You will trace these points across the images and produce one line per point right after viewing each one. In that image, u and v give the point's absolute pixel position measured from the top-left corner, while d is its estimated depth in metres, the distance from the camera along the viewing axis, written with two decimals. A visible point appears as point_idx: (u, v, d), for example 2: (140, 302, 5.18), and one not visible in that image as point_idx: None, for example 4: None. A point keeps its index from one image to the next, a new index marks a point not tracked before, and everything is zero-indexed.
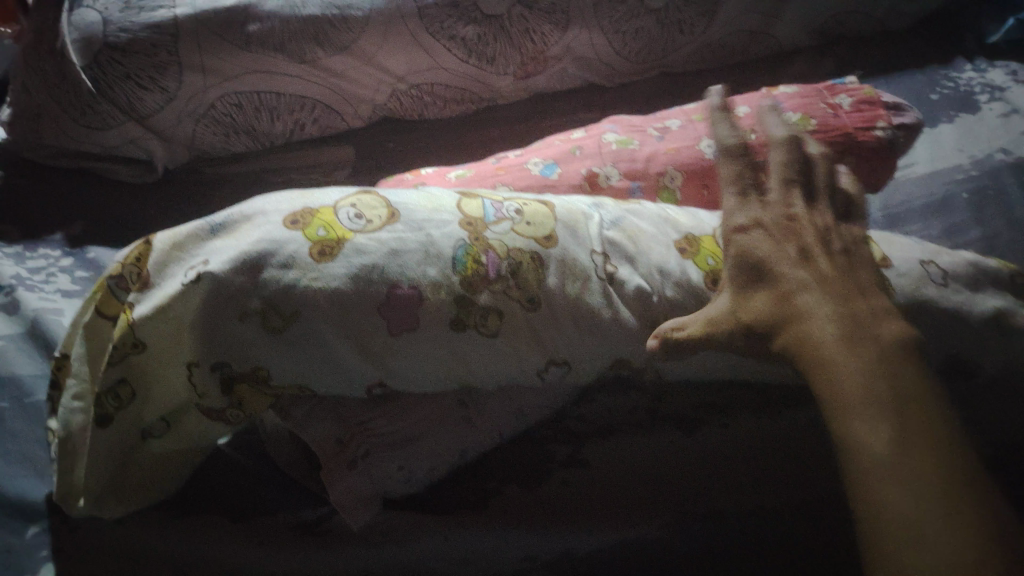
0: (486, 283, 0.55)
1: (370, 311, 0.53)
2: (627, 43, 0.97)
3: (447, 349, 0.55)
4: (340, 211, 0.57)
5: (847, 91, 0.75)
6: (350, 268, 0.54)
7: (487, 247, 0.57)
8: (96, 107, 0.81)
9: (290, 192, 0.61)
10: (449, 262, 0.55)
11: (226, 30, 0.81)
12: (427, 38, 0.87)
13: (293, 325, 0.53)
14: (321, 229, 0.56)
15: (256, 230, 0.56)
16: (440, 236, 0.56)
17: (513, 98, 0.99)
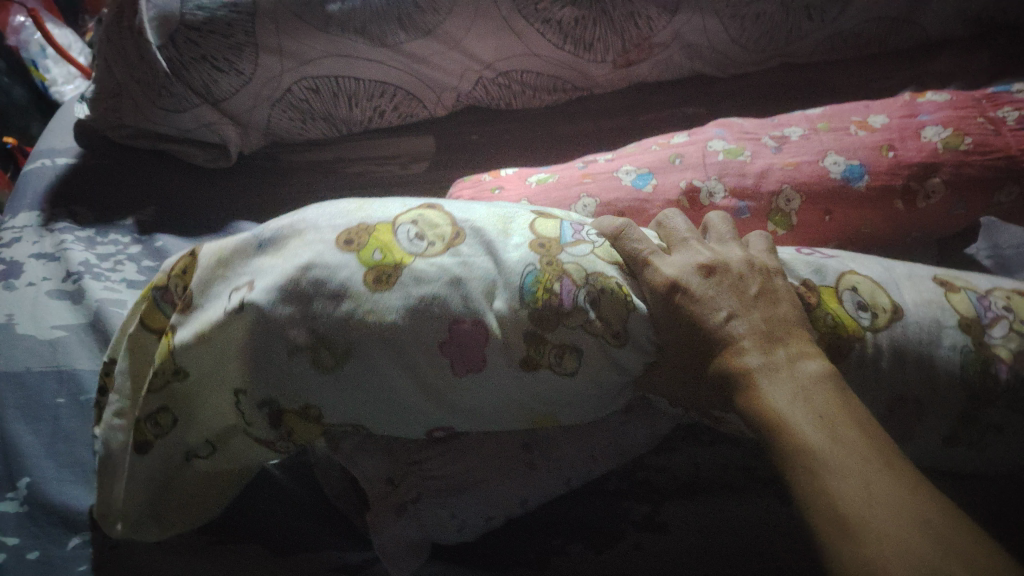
0: (560, 316, 0.47)
1: (431, 349, 0.47)
2: (746, 29, 0.85)
3: (516, 389, 0.48)
4: (399, 228, 0.51)
5: (1013, 103, 0.62)
6: (409, 300, 0.47)
7: (562, 273, 0.49)
8: (171, 89, 0.77)
9: (347, 200, 0.54)
10: (517, 292, 0.48)
11: (305, 10, 0.75)
12: (519, 22, 0.79)
13: (347, 363, 0.47)
14: (381, 251, 0.49)
15: (306, 248, 0.49)
16: (508, 259, 0.49)
17: (610, 88, 0.90)
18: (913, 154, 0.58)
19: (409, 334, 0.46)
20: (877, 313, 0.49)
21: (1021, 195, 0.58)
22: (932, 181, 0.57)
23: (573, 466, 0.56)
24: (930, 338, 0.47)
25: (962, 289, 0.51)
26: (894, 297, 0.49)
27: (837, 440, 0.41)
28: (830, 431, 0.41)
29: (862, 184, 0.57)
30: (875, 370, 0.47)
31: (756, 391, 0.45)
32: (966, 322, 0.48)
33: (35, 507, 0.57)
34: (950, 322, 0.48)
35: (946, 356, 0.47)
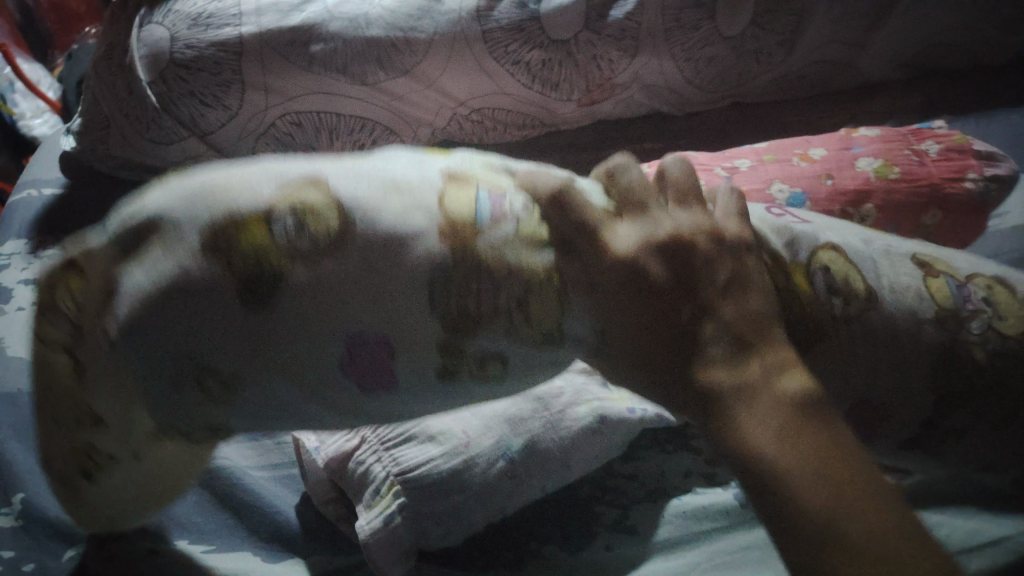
0: (475, 329, 0.37)
1: (331, 373, 0.37)
2: (700, 71, 0.92)
3: (438, 396, 0.40)
4: (275, 219, 0.34)
5: (934, 137, 0.70)
6: (309, 340, 0.36)
7: (482, 269, 0.37)
8: (159, 123, 0.81)
9: (211, 176, 0.37)
10: (434, 301, 0.36)
11: (291, 50, 0.81)
12: (492, 64, 0.85)
13: (240, 394, 0.37)
14: (251, 248, 0.34)
15: (176, 260, 0.35)
16: (416, 253, 0.36)
17: (576, 125, 0.95)
18: (848, 182, 0.65)
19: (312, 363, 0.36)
20: (847, 299, 0.44)
21: (944, 220, 0.64)
22: (866, 207, 0.63)
23: (549, 471, 0.60)
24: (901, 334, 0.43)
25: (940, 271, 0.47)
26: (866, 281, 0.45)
27: (805, 449, 0.34)
28: (819, 469, 0.34)
29: (804, 209, 0.63)
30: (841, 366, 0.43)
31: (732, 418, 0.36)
32: (944, 311, 0.44)
33: (29, 520, 0.59)
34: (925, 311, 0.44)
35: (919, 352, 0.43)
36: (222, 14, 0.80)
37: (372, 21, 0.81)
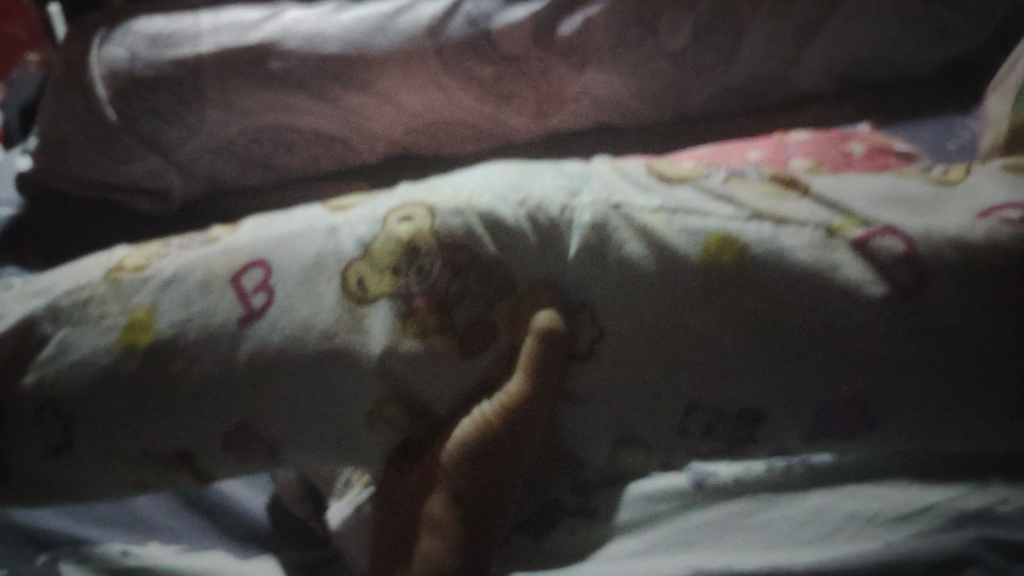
0: (700, 273, 0.54)
1: (710, 298, 0.54)
2: (644, 86, 0.92)
3: (679, 319, 0.54)
4: (701, 236, 0.55)
5: (858, 138, 0.77)
6: (705, 229, 0.56)
7: (709, 242, 0.55)
8: (121, 141, 0.84)
9: (643, 179, 0.61)
10: (695, 244, 0.55)
11: (249, 67, 0.83)
12: (445, 78, 0.87)
13: (732, 271, 0.54)
14: (720, 254, 0.55)
15: (682, 227, 0.56)
16: (696, 226, 0.56)
17: (527, 138, 0.96)
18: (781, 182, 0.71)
19: (733, 400, 0.56)
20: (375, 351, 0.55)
21: None
22: None
23: None
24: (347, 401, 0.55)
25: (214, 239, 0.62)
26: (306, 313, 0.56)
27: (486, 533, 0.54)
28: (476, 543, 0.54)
29: None
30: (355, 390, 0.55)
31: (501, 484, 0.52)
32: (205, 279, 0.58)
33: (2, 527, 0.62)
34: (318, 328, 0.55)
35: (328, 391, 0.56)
36: (181, 35, 0.84)
37: (327, 38, 0.84)
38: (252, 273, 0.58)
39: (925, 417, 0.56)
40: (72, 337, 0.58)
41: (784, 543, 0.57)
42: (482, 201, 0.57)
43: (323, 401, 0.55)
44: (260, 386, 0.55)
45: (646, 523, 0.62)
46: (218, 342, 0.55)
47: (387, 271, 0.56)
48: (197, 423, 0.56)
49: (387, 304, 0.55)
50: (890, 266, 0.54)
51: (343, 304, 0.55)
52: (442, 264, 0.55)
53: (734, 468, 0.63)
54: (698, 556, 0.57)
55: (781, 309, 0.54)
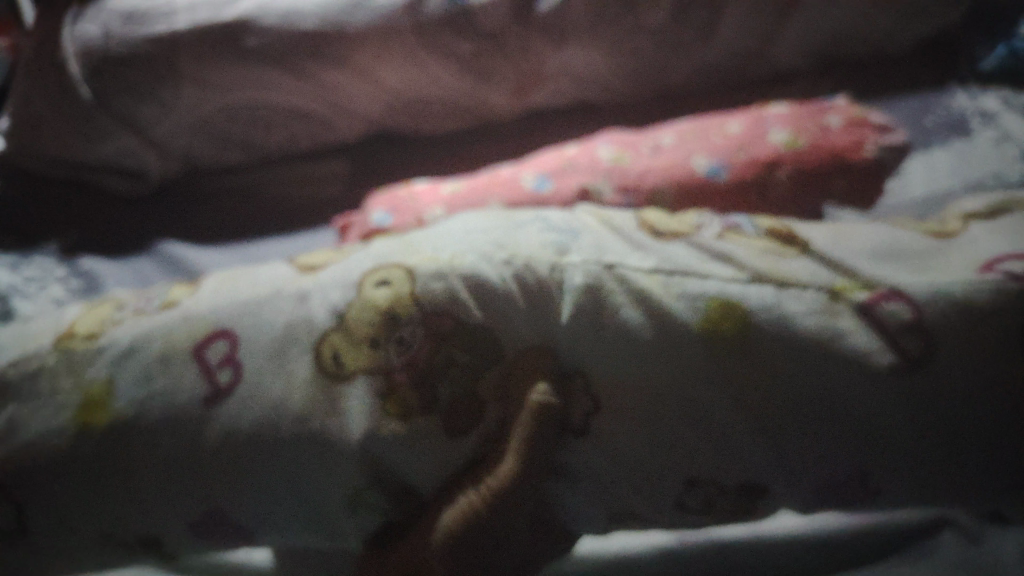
0: (696, 343, 0.50)
1: (710, 364, 0.50)
2: (624, 63, 0.92)
3: (683, 397, 0.50)
4: (697, 299, 0.51)
5: (837, 111, 0.77)
6: (708, 292, 0.51)
7: (704, 302, 0.51)
8: (96, 119, 0.83)
9: (638, 237, 0.56)
10: (692, 312, 0.51)
11: (225, 44, 0.82)
12: (424, 54, 0.86)
13: (734, 343, 0.50)
14: (722, 325, 0.50)
15: (680, 291, 0.51)
16: (691, 290, 0.51)
17: (508, 115, 0.96)
18: (760, 153, 0.71)
19: (736, 472, 0.51)
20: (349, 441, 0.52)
21: (847, 185, 0.72)
22: (777, 174, 0.70)
23: None
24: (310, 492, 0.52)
25: (175, 300, 0.57)
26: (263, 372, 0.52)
27: None
28: None
29: (721, 179, 0.69)
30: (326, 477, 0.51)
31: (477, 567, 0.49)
32: (167, 351, 0.53)
33: None
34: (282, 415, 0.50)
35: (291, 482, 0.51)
36: (154, 11, 0.83)
37: (304, 15, 0.83)
38: (217, 345, 0.53)
39: (925, 484, 0.52)
40: (25, 416, 0.53)
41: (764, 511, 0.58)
42: (466, 262, 0.53)
43: (296, 484, 0.51)
44: (228, 470, 0.51)
45: None
46: (184, 431, 0.51)
47: (364, 341, 0.52)
48: (162, 508, 0.52)
49: (365, 383, 0.51)
50: (896, 332, 0.49)
51: (324, 381, 0.51)
52: (424, 333, 0.51)
53: None
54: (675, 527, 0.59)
55: (785, 389, 0.49)
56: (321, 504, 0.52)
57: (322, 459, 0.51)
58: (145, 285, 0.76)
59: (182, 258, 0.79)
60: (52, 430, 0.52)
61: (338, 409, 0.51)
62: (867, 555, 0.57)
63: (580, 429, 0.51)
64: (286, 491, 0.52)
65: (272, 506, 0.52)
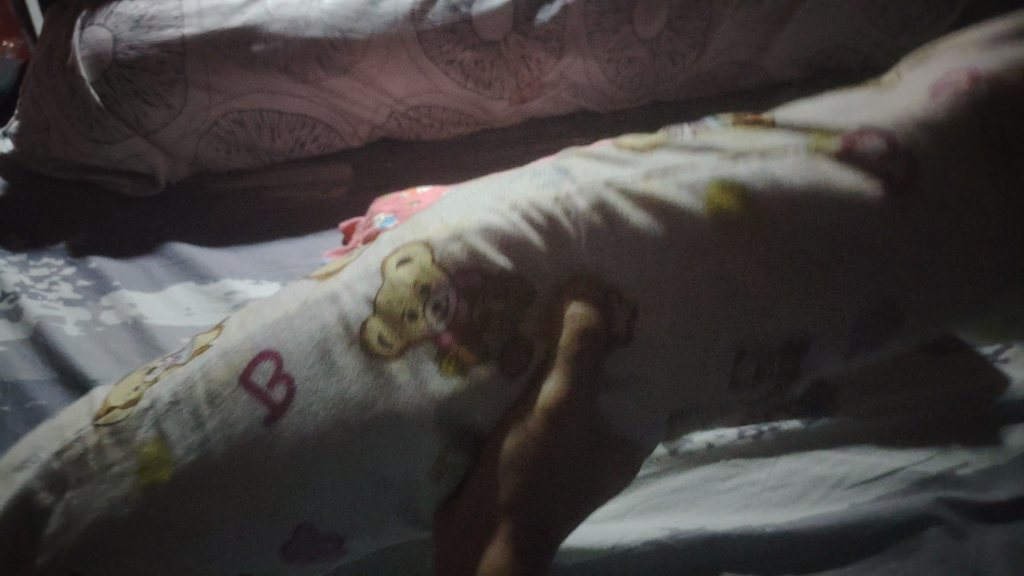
0: (701, 220, 0.48)
1: (726, 246, 0.48)
2: (621, 72, 0.94)
3: (707, 275, 0.48)
4: (701, 183, 0.50)
5: None
6: (698, 176, 0.50)
7: (706, 185, 0.49)
8: (104, 122, 0.85)
9: (608, 146, 0.55)
10: (694, 198, 0.49)
11: (232, 50, 0.84)
12: (426, 61, 0.88)
13: (742, 222, 0.48)
14: (722, 208, 0.49)
15: (677, 183, 0.50)
16: (687, 180, 0.50)
17: (508, 122, 0.98)
18: None
19: (779, 330, 0.49)
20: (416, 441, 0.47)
21: None
22: None
23: None
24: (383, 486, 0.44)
25: (204, 342, 0.49)
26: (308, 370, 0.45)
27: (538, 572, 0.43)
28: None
29: None
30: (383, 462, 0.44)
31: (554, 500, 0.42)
32: (214, 388, 0.45)
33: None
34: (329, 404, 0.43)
35: (352, 471, 0.43)
36: (164, 17, 0.84)
37: (310, 23, 0.85)
38: (262, 367, 0.45)
39: (950, 288, 0.52)
40: (79, 505, 0.43)
41: (753, 506, 0.60)
42: (475, 219, 0.49)
43: (375, 483, 0.44)
44: (297, 468, 0.43)
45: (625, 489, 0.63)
46: (252, 457, 0.43)
47: (400, 317, 0.46)
48: (246, 551, 0.43)
49: (417, 352, 0.45)
50: (875, 161, 0.51)
51: (375, 365, 0.44)
52: (458, 293, 0.46)
53: (708, 435, 0.65)
54: (674, 521, 0.59)
55: (813, 259, 0.49)
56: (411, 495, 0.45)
57: (401, 449, 0.44)
58: (154, 286, 0.78)
59: (190, 259, 0.81)
60: (116, 506, 0.42)
61: (388, 386, 0.44)
62: (874, 540, 0.55)
63: (625, 335, 0.46)
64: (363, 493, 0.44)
65: (349, 510, 0.44)
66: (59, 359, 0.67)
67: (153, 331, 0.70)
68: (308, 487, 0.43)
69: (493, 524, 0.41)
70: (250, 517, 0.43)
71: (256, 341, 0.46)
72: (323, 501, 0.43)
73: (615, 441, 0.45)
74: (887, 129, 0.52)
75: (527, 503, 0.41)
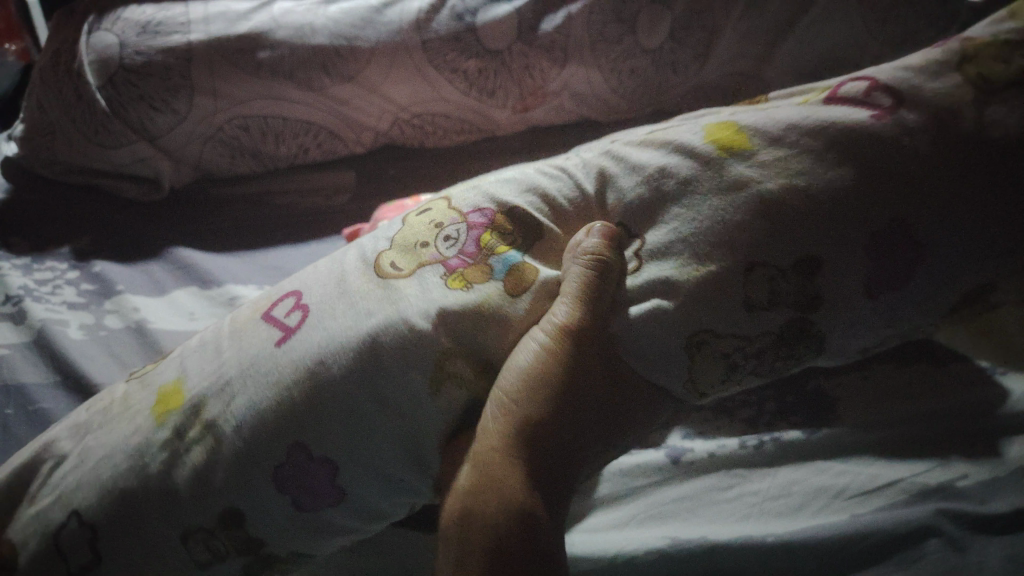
0: (700, 160, 0.54)
1: (720, 171, 0.53)
2: (624, 82, 0.94)
3: (712, 200, 0.52)
4: (700, 130, 0.56)
5: None
6: (694, 128, 0.57)
7: (702, 133, 0.56)
8: (109, 126, 0.85)
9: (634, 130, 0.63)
10: (696, 139, 0.55)
11: (238, 56, 0.85)
12: (431, 70, 0.89)
13: (736, 156, 0.53)
14: (723, 141, 0.54)
15: (675, 133, 0.57)
16: (685, 130, 0.57)
17: (511, 131, 0.99)
18: None
19: (791, 250, 0.50)
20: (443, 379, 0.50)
21: None
22: None
23: None
24: (374, 428, 0.46)
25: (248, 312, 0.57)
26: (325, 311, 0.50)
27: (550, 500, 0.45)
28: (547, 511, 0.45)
29: None
30: (379, 395, 0.46)
31: (567, 417, 0.47)
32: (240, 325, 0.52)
33: None
34: (347, 313, 0.49)
35: (349, 401, 0.46)
36: (171, 23, 0.85)
37: (316, 30, 0.86)
38: (284, 302, 0.53)
39: (961, 245, 0.51)
40: (93, 444, 0.48)
41: (754, 516, 0.60)
42: (495, 180, 0.58)
43: (362, 426, 0.46)
44: (298, 406, 0.46)
45: (627, 498, 0.64)
46: (257, 367, 0.48)
47: (430, 232, 0.54)
48: (238, 480, 0.45)
49: (426, 273, 0.51)
50: (865, 100, 0.54)
51: (386, 284, 0.51)
52: (469, 228, 0.54)
53: (708, 445, 0.66)
54: (674, 530, 0.59)
55: (797, 185, 0.51)
56: (406, 429, 0.47)
57: (372, 389, 0.46)
58: (158, 291, 0.78)
59: (193, 265, 0.81)
60: (127, 435, 0.47)
61: (399, 297, 0.49)
62: (871, 554, 0.55)
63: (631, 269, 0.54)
64: (354, 432, 0.46)
65: (343, 450, 0.46)
66: (61, 364, 0.67)
67: (156, 335, 0.71)
68: (297, 422, 0.45)
69: (494, 449, 0.44)
70: (247, 453, 0.45)
71: (297, 282, 0.55)
72: (323, 434, 0.45)
73: (618, 372, 0.50)
74: (879, 74, 0.55)
75: (548, 418, 0.46)
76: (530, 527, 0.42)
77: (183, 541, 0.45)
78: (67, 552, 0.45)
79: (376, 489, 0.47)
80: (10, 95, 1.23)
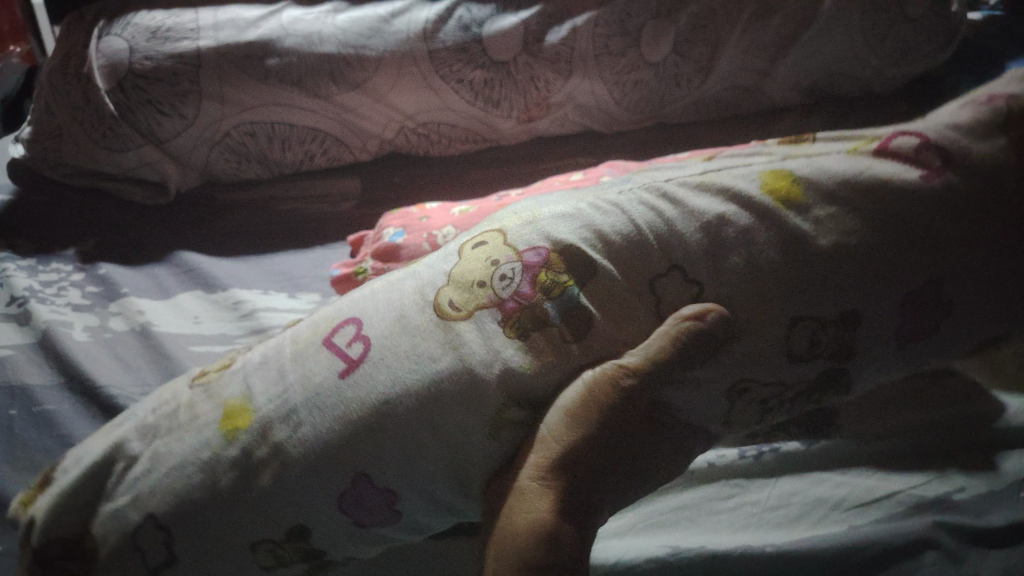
0: (765, 206, 0.53)
1: (776, 219, 0.52)
2: (627, 94, 0.95)
3: (766, 241, 0.51)
4: (759, 178, 0.55)
5: None
6: (749, 171, 0.56)
7: (760, 178, 0.55)
8: (117, 131, 0.86)
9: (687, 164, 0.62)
10: (756, 184, 0.54)
11: (247, 63, 0.85)
12: (436, 80, 0.90)
13: (790, 208, 0.53)
14: (783, 192, 0.54)
15: (731, 173, 0.56)
16: (744, 172, 0.56)
17: (515, 141, 1.00)
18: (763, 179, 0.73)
19: (828, 303, 0.51)
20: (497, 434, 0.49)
21: None
22: None
23: None
24: (417, 460, 0.46)
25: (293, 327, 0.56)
26: (383, 347, 0.49)
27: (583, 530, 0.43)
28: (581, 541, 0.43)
29: None
30: (434, 434, 0.46)
31: (608, 459, 0.45)
32: (296, 352, 0.51)
33: None
34: (403, 347, 0.48)
35: (410, 448, 0.46)
36: (180, 29, 0.86)
37: (324, 38, 0.86)
38: (345, 331, 0.51)
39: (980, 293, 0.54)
40: (164, 451, 0.49)
41: (755, 527, 0.61)
42: (546, 210, 0.55)
43: (418, 460, 0.46)
44: (366, 446, 0.46)
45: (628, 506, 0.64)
46: (324, 400, 0.47)
47: (487, 269, 0.51)
48: (299, 495, 0.46)
49: (484, 320, 0.49)
50: (915, 157, 0.56)
51: (447, 327, 0.49)
52: (524, 268, 0.51)
53: (710, 455, 0.66)
54: (675, 539, 0.60)
55: (849, 245, 0.52)
56: (457, 465, 0.47)
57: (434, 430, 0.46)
58: (162, 294, 0.78)
59: (198, 268, 0.82)
60: (197, 448, 0.48)
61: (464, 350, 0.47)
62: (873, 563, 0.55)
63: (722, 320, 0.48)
64: (414, 468, 0.46)
65: (399, 480, 0.47)
66: (65, 366, 0.67)
67: (161, 337, 0.71)
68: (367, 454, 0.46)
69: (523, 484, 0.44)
70: (305, 479, 0.46)
71: (358, 307, 0.53)
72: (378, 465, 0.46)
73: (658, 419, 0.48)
74: (929, 132, 0.57)
75: (588, 455, 0.45)
76: (553, 548, 0.41)
77: (251, 548, 0.47)
78: (141, 551, 0.47)
79: (419, 505, 0.48)
80: (15, 94, 1.23)
